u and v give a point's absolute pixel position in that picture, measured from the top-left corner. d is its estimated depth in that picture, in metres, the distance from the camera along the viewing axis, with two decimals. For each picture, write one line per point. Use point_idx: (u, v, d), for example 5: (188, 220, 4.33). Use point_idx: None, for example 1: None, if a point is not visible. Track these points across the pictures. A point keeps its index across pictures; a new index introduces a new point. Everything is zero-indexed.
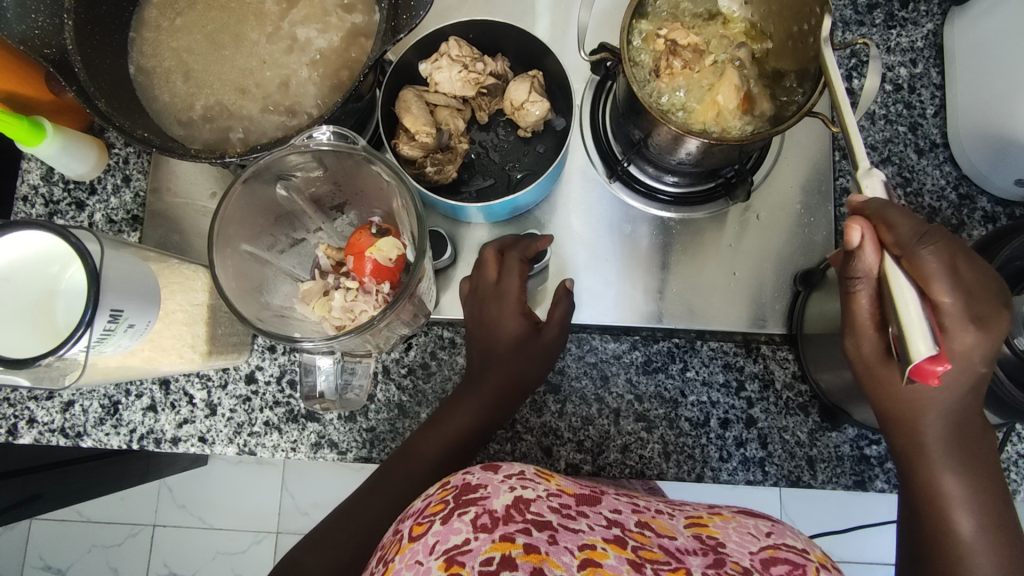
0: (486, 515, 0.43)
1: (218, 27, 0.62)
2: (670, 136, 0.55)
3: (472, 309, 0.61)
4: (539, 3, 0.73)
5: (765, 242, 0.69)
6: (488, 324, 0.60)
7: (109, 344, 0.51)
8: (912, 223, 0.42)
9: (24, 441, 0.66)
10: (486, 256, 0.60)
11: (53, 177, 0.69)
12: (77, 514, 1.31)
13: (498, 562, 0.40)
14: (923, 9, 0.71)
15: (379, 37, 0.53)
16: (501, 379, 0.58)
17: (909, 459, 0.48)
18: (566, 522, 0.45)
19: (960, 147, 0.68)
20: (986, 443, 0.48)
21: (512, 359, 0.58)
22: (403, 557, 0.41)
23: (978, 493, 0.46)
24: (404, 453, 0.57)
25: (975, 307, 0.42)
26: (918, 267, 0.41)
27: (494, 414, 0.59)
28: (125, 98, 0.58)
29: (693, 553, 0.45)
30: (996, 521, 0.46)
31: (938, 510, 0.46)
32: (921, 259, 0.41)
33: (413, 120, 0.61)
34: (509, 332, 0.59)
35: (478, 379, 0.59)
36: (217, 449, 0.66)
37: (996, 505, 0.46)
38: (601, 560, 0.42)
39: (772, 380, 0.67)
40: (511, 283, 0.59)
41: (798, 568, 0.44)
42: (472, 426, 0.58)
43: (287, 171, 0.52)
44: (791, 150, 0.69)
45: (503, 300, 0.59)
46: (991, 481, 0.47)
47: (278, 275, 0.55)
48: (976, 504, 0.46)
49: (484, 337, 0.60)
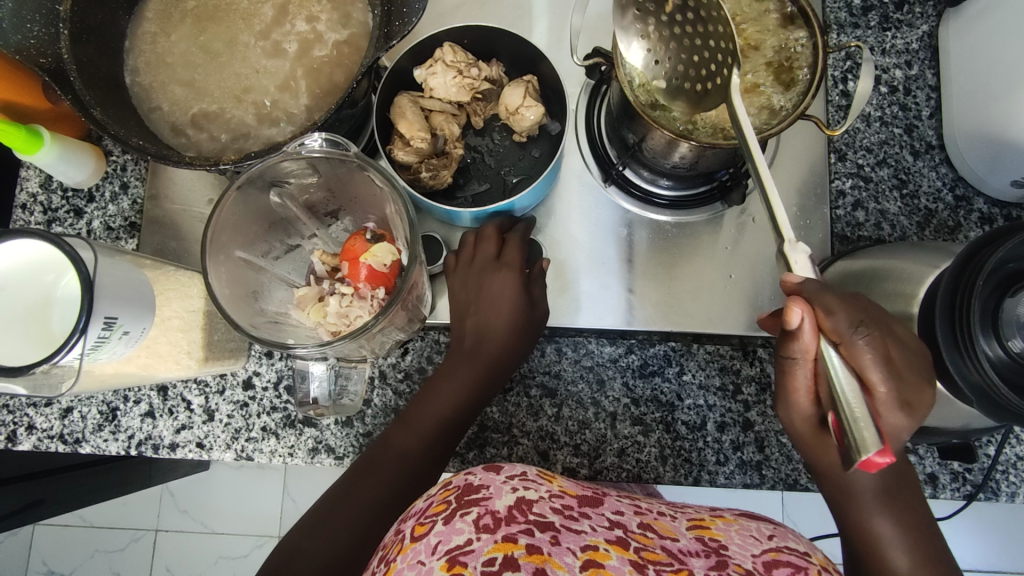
0: (489, 515, 0.43)
1: (212, 35, 0.62)
2: (665, 140, 0.55)
3: (462, 280, 0.61)
4: (534, 7, 0.73)
5: (762, 245, 0.68)
6: (484, 302, 0.60)
7: (104, 351, 0.51)
8: (848, 311, 0.42)
9: (23, 447, 0.66)
10: (487, 231, 0.61)
11: (52, 185, 0.70)
12: (79, 520, 1.31)
13: (501, 563, 0.40)
14: (918, 11, 0.71)
15: (372, 43, 0.53)
16: (494, 357, 0.59)
17: (842, 506, 0.48)
18: (568, 523, 0.45)
19: (956, 149, 0.67)
20: (910, 485, 0.48)
21: (506, 337, 0.59)
22: (404, 556, 0.41)
23: (910, 534, 0.46)
24: (395, 434, 0.56)
25: (904, 391, 0.42)
26: (854, 356, 0.42)
27: (484, 392, 0.59)
28: (121, 107, 0.58)
29: (695, 554, 0.45)
30: (930, 556, 0.46)
31: (879, 552, 0.46)
32: (857, 349, 0.42)
33: (408, 126, 0.62)
34: (506, 308, 0.59)
35: (469, 356, 0.59)
36: (215, 455, 0.66)
37: (927, 537, 0.46)
38: (604, 560, 0.42)
39: (769, 384, 0.66)
40: (512, 257, 0.60)
41: (801, 571, 0.44)
42: (463, 405, 0.58)
43: (281, 177, 0.52)
44: (786, 152, 0.69)
45: (503, 273, 0.60)
46: (921, 520, 0.47)
47: (274, 281, 0.56)
48: (910, 544, 0.46)
49: (477, 314, 0.60)
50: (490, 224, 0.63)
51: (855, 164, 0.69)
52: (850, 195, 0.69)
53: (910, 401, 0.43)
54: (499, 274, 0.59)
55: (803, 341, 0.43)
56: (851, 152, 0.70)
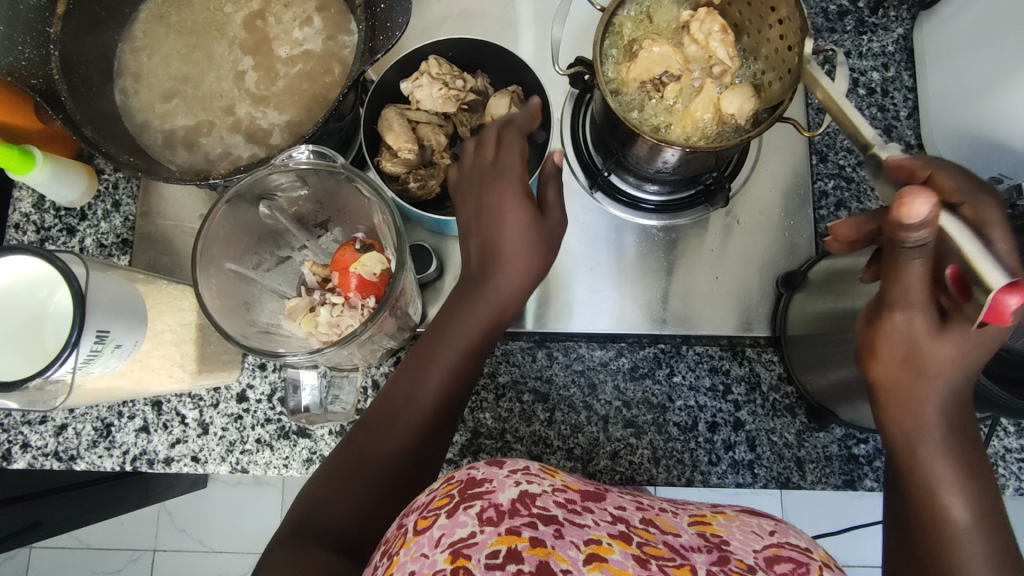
0: (492, 509, 0.41)
1: (199, 53, 0.64)
2: (646, 148, 0.57)
3: (462, 194, 0.55)
4: (518, 20, 0.75)
5: (748, 247, 0.70)
6: (488, 218, 0.52)
7: (96, 365, 0.52)
8: (955, 175, 0.39)
9: (18, 465, 0.66)
10: (486, 134, 0.54)
11: (44, 204, 0.70)
12: (76, 541, 1.30)
13: (504, 555, 0.38)
14: (892, 15, 0.73)
15: (357, 57, 0.54)
16: (501, 288, 0.52)
17: (907, 447, 0.43)
18: (572, 517, 0.43)
19: (933, 146, 0.69)
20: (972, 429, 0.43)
21: (514, 265, 0.52)
22: (407, 550, 0.39)
23: (970, 475, 0.41)
24: (406, 377, 0.52)
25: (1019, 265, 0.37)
26: (978, 214, 0.38)
27: (495, 328, 0.54)
28: (111, 125, 0.59)
29: (697, 550, 0.43)
30: (987, 503, 0.41)
31: (933, 496, 0.42)
32: (984, 204, 0.38)
33: (395, 137, 0.63)
34: (512, 230, 0.52)
35: (474, 286, 0.53)
36: (210, 468, 0.67)
37: (989, 489, 0.42)
38: (606, 554, 0.40)
39: (758, 383, 0.67)
40: (513, 162, 0.53)
41: (802, 566, 0.42)
42: (475, 346, 0.53)
43: (270, 191, 0.52)
44: (769, 155, 0.71)
45: (503, 180, 0.52)
46: (983, 471, 0.42)
47: (265, 293, 0.57)
48: (970, 489, 0.41)
49: (479, 233, 0.53)
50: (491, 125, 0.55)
51: (837, 165, 0.71)
52: (833, 195, 0.70)
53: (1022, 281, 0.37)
54: (498, 185, 0.52)
55: (921, 238, 0.34)
56: (832, 153, 0.71)
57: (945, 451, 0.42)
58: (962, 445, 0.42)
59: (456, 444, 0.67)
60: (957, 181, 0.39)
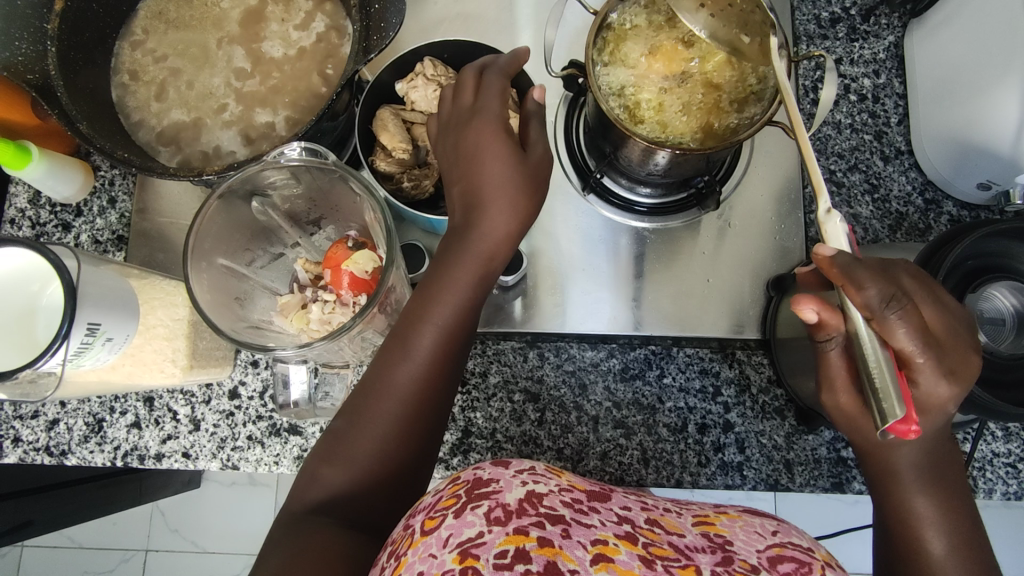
0: (500, 508, 0.41)
1: (197, 53, 0.64)
2: (639, 150, 0.58)
3: (445, 141, 0.55)
4: (514, 23, 0.75)
5: (740, 250, 0.70)
6: (471, 162, 0.52)
7: (86, 359, 0.52)
8: (881, 284, 0.38)
9: (8, 460, 0.66)
10: (464, 79, 0.55)
11: (40, 200, 0.71)
12: (67, 540, 1.30)
13: (513, 555, 0.38)
14: (884, 22, 0.74)
15: (352, 57, 0.55)
16: (486, 233, 0.52)
17: (882, 485, 0.45)
18: (578, 517, 0.43)
19: (923, 152, 0.69)
20: (955, 467, 0.45)
21: (497, 209, 0.52)
22: (415, 550, 0.39)
23: (947, 511, 0.43)
24: (400, 334, 0.50)
25: (947, 360, 0.40)
26: (885, 331, 0.39)
27: (485, 279, 0.52)
28: (107, 121, 0.60)
29: (702, 550, 0.43)
30: (965, 538, 0.43)
31: (914, 531, 0.43)
32: (890, 325, 0.39)
33: (389, 137, 0.63)
34: (492, 172, 0.52)
35: (461, 233, 0.52)
36: (201, 464, 0.67)
37: (969, 527, 0.43)
38: (612, 555, 0.40)
39: (748, 385, 0.68)
40: (488, 103, 0.53)
41: (805, 567, 0.42)
42: (466, 300, 0.51)
43: (262, 187, 0.53)
44: (761, 160, 0.72)
45: (479, 120, 0.53)
46: (963, 508, 0.44)
47: (257, 289, 0.57)
48: (947, 524, 0.43)
49: (463, 177, 0.53)
50: (468, 69, 0.56)
51: (827, 169, 0.71)
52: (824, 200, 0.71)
53: (954, 368, 0.41)
54: (475, 126, 0.53)
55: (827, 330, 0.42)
56: (823, 158, 0.71)
57: (921, 492, 0.44)
58: (942, 484, 0.44)
59: (447, 442, 0.67)
60: (871, 296, 0.38)
